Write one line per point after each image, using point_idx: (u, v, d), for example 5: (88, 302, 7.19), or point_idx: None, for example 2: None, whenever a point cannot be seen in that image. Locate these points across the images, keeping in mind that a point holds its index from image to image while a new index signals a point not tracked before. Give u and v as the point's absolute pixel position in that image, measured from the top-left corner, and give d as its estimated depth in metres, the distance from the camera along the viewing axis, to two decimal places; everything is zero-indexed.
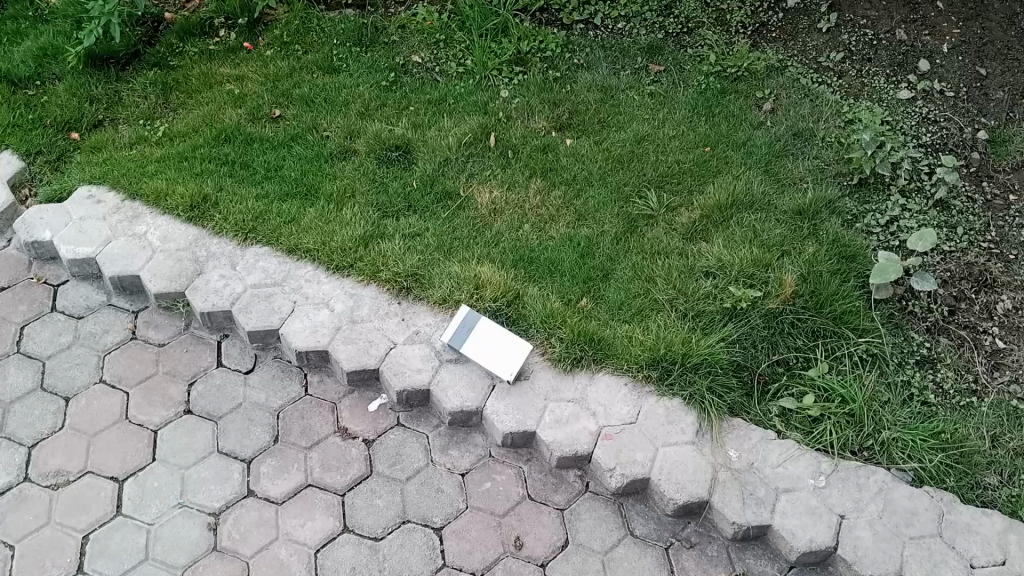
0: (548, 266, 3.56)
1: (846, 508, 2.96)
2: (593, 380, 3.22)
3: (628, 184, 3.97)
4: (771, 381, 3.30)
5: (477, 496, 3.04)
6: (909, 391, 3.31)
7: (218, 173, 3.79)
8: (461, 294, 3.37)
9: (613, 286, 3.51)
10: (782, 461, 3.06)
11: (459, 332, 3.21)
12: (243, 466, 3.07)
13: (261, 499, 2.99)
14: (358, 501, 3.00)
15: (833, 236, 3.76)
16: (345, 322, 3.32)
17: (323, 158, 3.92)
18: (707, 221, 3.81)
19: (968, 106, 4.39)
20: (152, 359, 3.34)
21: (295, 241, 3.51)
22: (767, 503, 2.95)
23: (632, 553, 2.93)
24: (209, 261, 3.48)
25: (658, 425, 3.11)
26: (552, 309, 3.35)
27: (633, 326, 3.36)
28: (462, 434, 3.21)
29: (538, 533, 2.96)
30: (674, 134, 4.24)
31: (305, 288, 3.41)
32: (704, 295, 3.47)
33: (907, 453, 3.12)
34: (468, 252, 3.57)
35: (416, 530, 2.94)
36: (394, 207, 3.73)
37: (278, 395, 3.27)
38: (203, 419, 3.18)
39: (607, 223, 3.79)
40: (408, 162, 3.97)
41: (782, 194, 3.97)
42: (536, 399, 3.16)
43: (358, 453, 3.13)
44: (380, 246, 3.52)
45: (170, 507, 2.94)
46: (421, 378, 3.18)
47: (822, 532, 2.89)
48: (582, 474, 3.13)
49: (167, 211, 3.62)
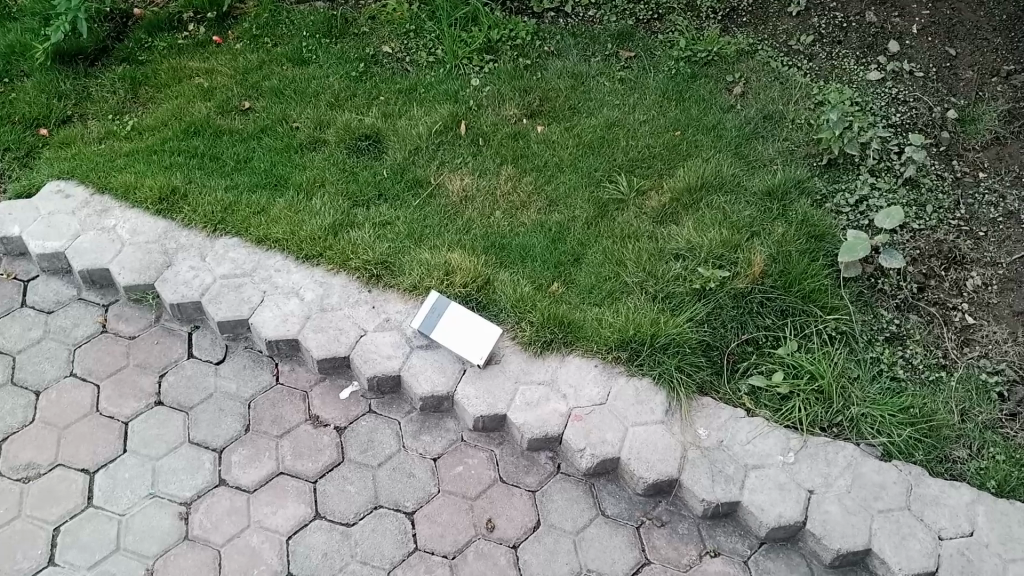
0: (520, 251, 3.58)
1: (815, 483, 2.98)
2: (564, 363, 3.23)
3: (599, 169, 3.99)
4: (741, 360, 3.32)
5: (449, 480, 3.05)
6: (879, 366, 3.34)
7: (187, 166, 3.78)
8: (431, 280, 3.37)
9: (584, 270, 3.52)
10: (751, 439, 3.07)
11: (429, 319, 3.22)
12: (214, 455, 3.07)
13: (232, 488, 2.99)
14: (330, 488, 3.01)
15: (802, 217, 3.79)
16: (315, 311, 3.32)
17: (293, 149, 3.92)
18: (677, 204, 3.83)
19: (938, 86, 4.41)
20: (122, 352, 3.34)
21: (264, 231, 3.50)
22: (737, 480, 2.97)
23: (603, 533, 2.95)
24: (178, 253, 3.47)
25: (628, 406, 3.12)
26: (522, 293, 3.36)
27: (604, 309, 3.37)
28: (434, 419, 3.22)
29: (509, 515, 2.98)
30: (644, 119, 4.26)
31: (275, 278, 3.41)
32: (673, 276, 3.49)
33: (876, 428, 3.14)
34: (439, 239, 3.58)
35: (388, 515, 2.95)
36: (364, 196, 3.74)
37: (249, 384, 3.27)
38: (174, 410, 3.18)
39: (578, 208, 3.80)
40: (378, 151, 3.98)
41: (752, 176, 4.00)
42: (507, 382, 3.17)
43: (330, 440, 3.13)
44: (350, 235, 3.52)
45: (141, 498, 2.95)
46: (391, 364, 3.18)
47: (791, 507, 2.91)
48: (554, 456, 3.14)
49: (136, 204, 3.61)
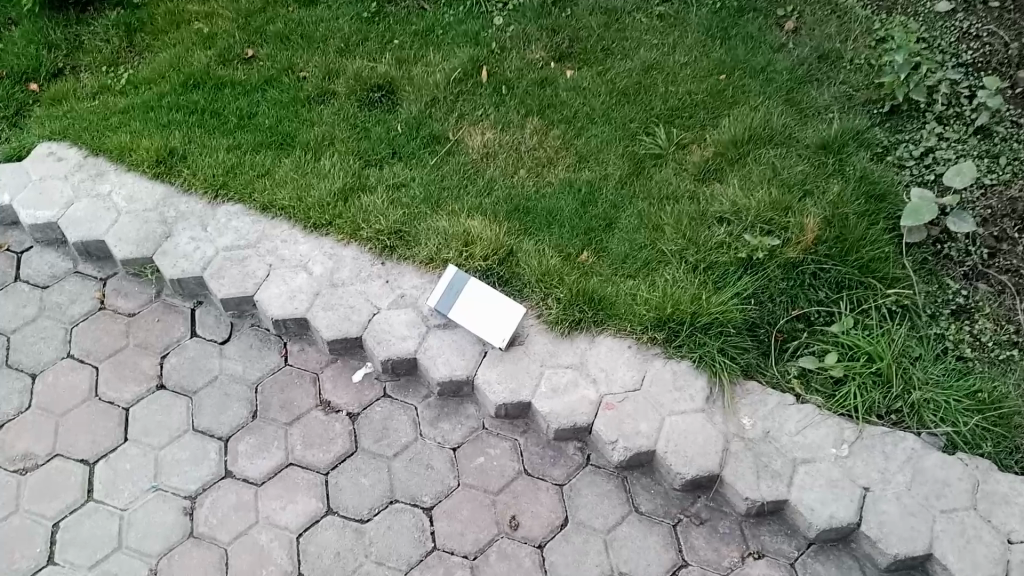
0: (546, 215, 3.29)
1: (871, 479, 2.71)
2: (594, 344, 2.94)
3: (634, 119, 3.65)
4: (790, 339, 3.00)
5: (471, 472, 2.83)
6: (943, 345, 3.02)
7: (186, 124, 3.48)
8: (450, 253, 3.08)
9: (617, 238, 3.23)
10: (801, 430, 2.79)
11: (447, 297, 2.94)
12: (219, 445, 2.89)
13: (239, 481, 2.82)
14: (342, 481, 2.81)
15: (860, 174, 3.42)
16: (325, 286, 3.05)
17: (300, 102, 3.61)
18: (722, 159, 3.49)
19: (1015, 18, 3.94)
20: (122, 330, 3.13)
21: (270, 197, 3.22)
22: (784, 475, 2.71)
23: (636, 532, 2.73)
24: (178, 222, 3.20)
25: (664, 392, 2.85)
26: (549, 266, 3.06)
27: (640, 282, 3.08)
28: (453, 404, 2.97)
29: (534, 511, 2.76)
30: (685, 62, 3.87)
31: (281, 250, 3.14)
32: (717, 244, 3.18)
33: (940, 416, 2.84)
34: (458, 203, 3.29)
35: (405, 511, 2.76)
36: (378, 155, 3.44)
37: (256, 366, 3.04)
38: (177, 395, 2.98)
39: (610, 165, 3.49)
40: (392, 103, 3.67)
41: (805, 126, 3.62)
42: (532, 366, 2.89)
43: (342, 429, 2.91)
44: (361, 200, 3.23)
45: (143, 492, 2.80)
46: (406, 347, 2.92)
47: (844, 507, 2.64)
48: (583, 446, 2.89)
49: (132, 167, 3.33)
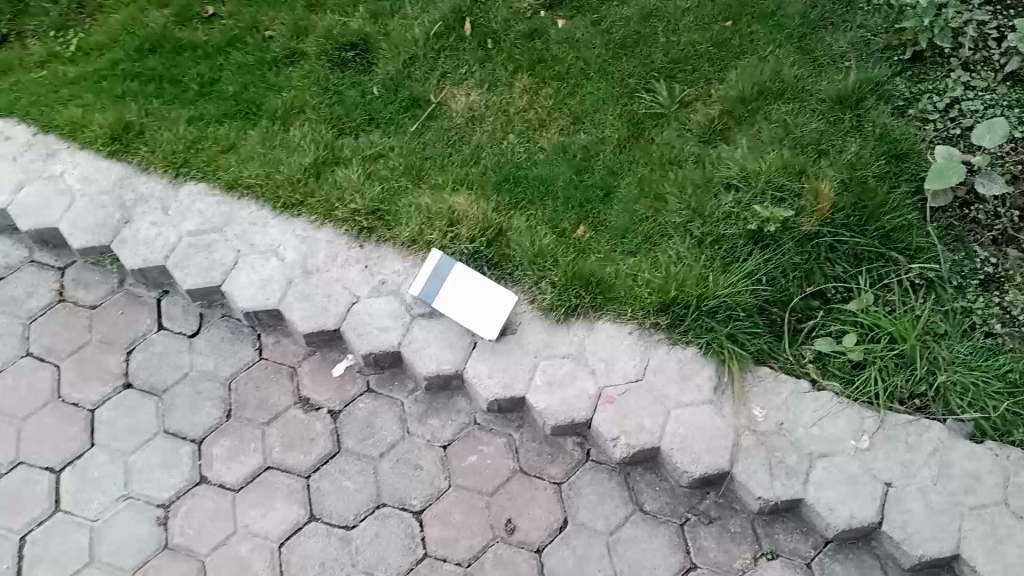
0: (538, 185, 3.03)
1: (894, 474, 2.52)
2: (592, 331, 2.72)
3: (632, 74, 3.35)
4: (805, 319, 2.78)
5: (462, 472, 2.63)
6: (970, 320, 2.78)
7: (143, 95, 3.21)
8: (433, 233, 2.84)
9: (616, 209, 2.98)
10: (817, 421, 2.59)
11: (432, 285, 2.72)
12: (192, 449, 2.68)
13: (215, 487, 2.62)
14: (325, 484, 2.61)
15: (880, 131, 3.14)
16: (298, 274, 2.82)
17: (266, 65, 3.32)
18: (729, 117, 3.20)
19: None
20: (84, 325, 2.90)
21: (235, 175, 2.97)
22: (799, 472, 2.52)
23: (641, 533, 2.55)
24: (137, 206, 2.96)
25: (669, 382, 2.64)
26: (541, 246, 2.83)
27: (641, 260, 2.85)
28: (442, 398, 2.75)
29: (531, 514, 2.57)
30: (687, 7, 3.53)
31: (250, 234, 2.89)
32: (724, 214, 2.93)
33: (967, 401, 2.62)
34: (442, 175, 3.03)
35: (393, 516, 2.56)
36: (353, 122, 3.17)
37: (229, 361, 2.82)
38: (145, 395, 2.77)
39: (608, 127, 3.21)
40: (367, 63, 3.37)
41: (818, 77, 3.32)
42: (525, 358, 2.67)
43: (323, 428, 2.70)
44: (335, 175, 2.98)
45: (114, 501, 2.61)
46: (389, 339, 2.70)
47: (864, 506, 2.47)
48: (583, 441, 2.68)
49: (86, 145, 3.07)
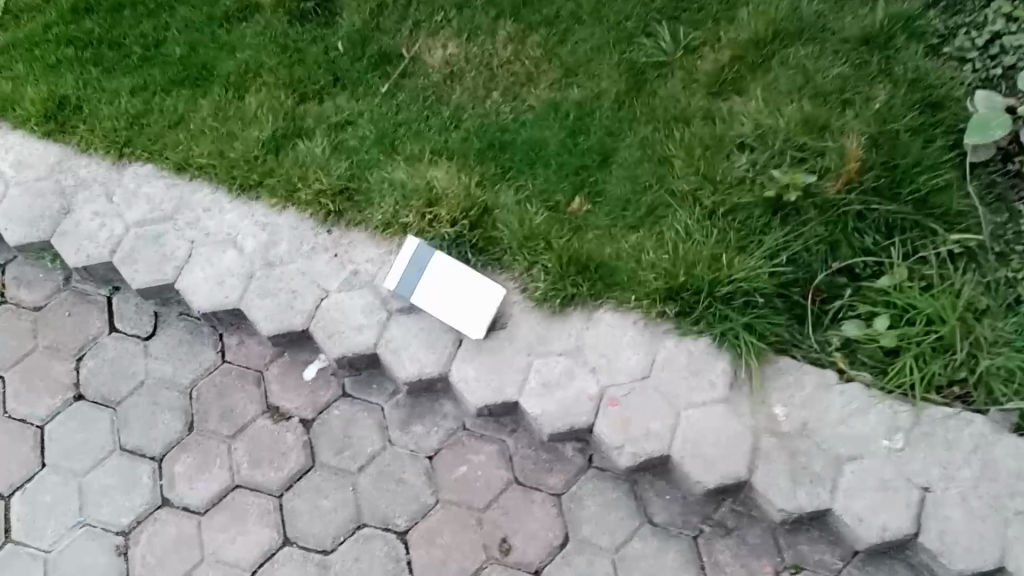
0: (527, 151, 2.68)
1: (931, 477, 2.22)
2: (592, 322, 2.42)
3: (631, 15, 2.94)
4: (832, 299, 2.47)
5: (450, 486, 2.37)
6: (1017, 292, 2.42)
7: (80, 63, 2.85)
8: (410, 215, 2.51)
9: (616, 176, 2.64)
10: (845, 419, 2.30)
11: (408, 278, 2.41)
12: (151, 467, 2.42)
13: (179, 511, 2.37)
14: (299, 504, 2.37)
15: (913, 74, 2.76)
16: (259, 267, 2.50)
17: (217, 21, 2.94)
18: (742, 64, 2.82)
19: None
20: (28, 329, 2.61)
21: (185, 153, 2.64)
22: (826, 479, 2.23)
23: (649, 549, 2.29)
24: (79, 193, 2.64)
25: (678, 380, 2.34)
26: (532, 226, 2.49)
27: (645, 236, 2.52)
28: (426, 402, 2.48)
29: (528, 530, 2.31)
30: None
31: (204, 221, 2.58)
32: (737, 180, 2.59)
33: (1013, 388, 2.31)
34: (418, 144, 2.68)
35: (375, 538, 2.32)
36: (316, 85, 2.80)
37: (188, 367, 2.55)
38: (98, 407, 2.50)
39: (605, 79, 2.83)
40: (330, 13, 2.98)
41: (843, 12, 2.92)
42: (516, 357, 2.37)
43: (295, 440, 2.44)
44: (298, 149, 2.65)
45: (70, 529, 2.35)
46: (363, 339, 2.40)
47: (898, 516, 2.18)
48: (584, 447, 2.40)
49: (19, 125, 2.74)
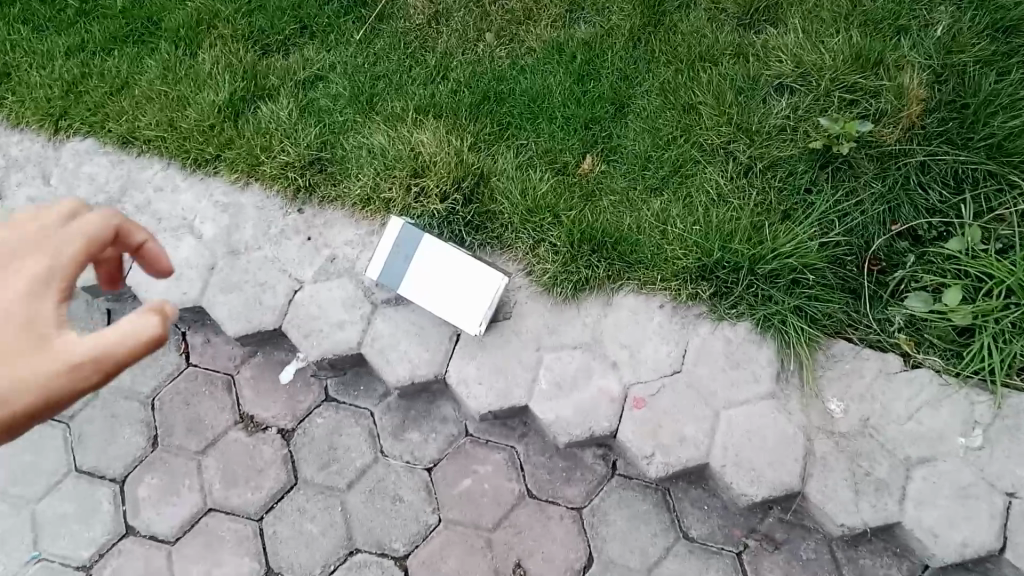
0: (527, 102, 2.29)
1: (1018, 480, 1.88)
2: (611, 307, 2.07)
3: None
4: (892, 267, 2.09)
5: (454, 503, 2.06)
6: None
7: (6, 21, 2.45)
8: (393, 189, 2.14)
9: (632, 129, 2.25)
10: (913, 413, 1.95)
11: (392, 266, 2.04)
12: (112, 490, 2.11)
13: (145, 540, 2.06)
14: (281, 529, 2.06)
15: None
16: (221, 256, 2.16)
17: None
18: None
19: None
20: None
21: (132, 124, 2.28)
22: (893, 487, 1.89)
23: (686, 570, 1.97)
24: (12, 176, 2.29)
25: (717, 374, 2.00)
26: (537, 195, 2.12)
27: (671, 202, 2.15)
28: (422, 404, 2.16)
29: (545, 552, 2.00)
30: None
31: (156, 204, 2.23)
32: (776, 129, 2.20)
33: None
34: (399, 100, 2.29)
35: (369, 566, 2.01)
36: (279, 35, 2.40)
37: (149, 372, 2.23)
38: (49, 423, 2.19)
39: (616, 12, 2.41)
40: None
41: None
42: (524, 353, 2.03)
43: (274, 454, 2.13)
44: (260, 113, 2.26)
45: (22, 567, 2.05)
46: (346, 338, 2.06)
47: (980, 529, 1.85)
48: (606, 452, 2.09)
49: None
